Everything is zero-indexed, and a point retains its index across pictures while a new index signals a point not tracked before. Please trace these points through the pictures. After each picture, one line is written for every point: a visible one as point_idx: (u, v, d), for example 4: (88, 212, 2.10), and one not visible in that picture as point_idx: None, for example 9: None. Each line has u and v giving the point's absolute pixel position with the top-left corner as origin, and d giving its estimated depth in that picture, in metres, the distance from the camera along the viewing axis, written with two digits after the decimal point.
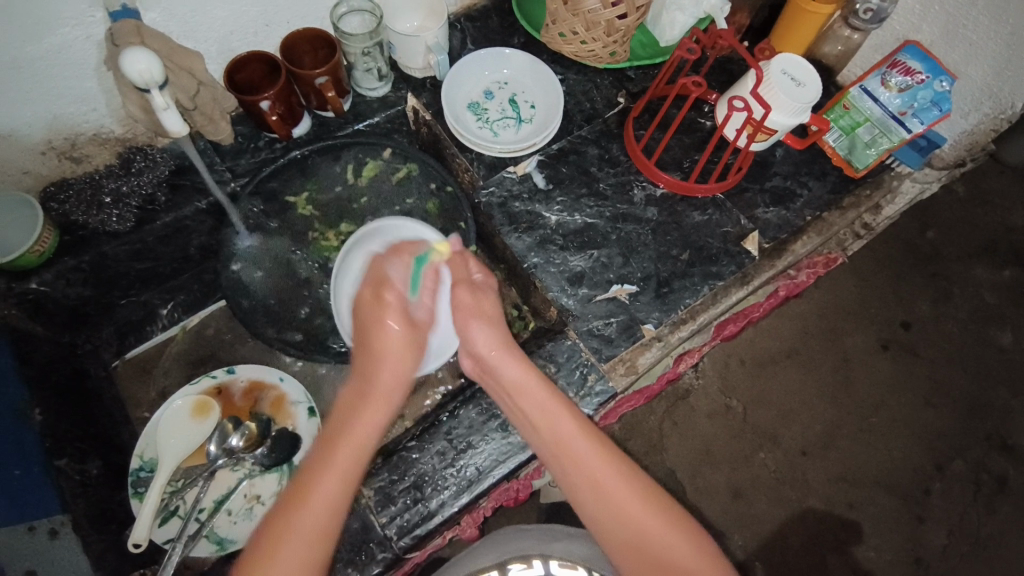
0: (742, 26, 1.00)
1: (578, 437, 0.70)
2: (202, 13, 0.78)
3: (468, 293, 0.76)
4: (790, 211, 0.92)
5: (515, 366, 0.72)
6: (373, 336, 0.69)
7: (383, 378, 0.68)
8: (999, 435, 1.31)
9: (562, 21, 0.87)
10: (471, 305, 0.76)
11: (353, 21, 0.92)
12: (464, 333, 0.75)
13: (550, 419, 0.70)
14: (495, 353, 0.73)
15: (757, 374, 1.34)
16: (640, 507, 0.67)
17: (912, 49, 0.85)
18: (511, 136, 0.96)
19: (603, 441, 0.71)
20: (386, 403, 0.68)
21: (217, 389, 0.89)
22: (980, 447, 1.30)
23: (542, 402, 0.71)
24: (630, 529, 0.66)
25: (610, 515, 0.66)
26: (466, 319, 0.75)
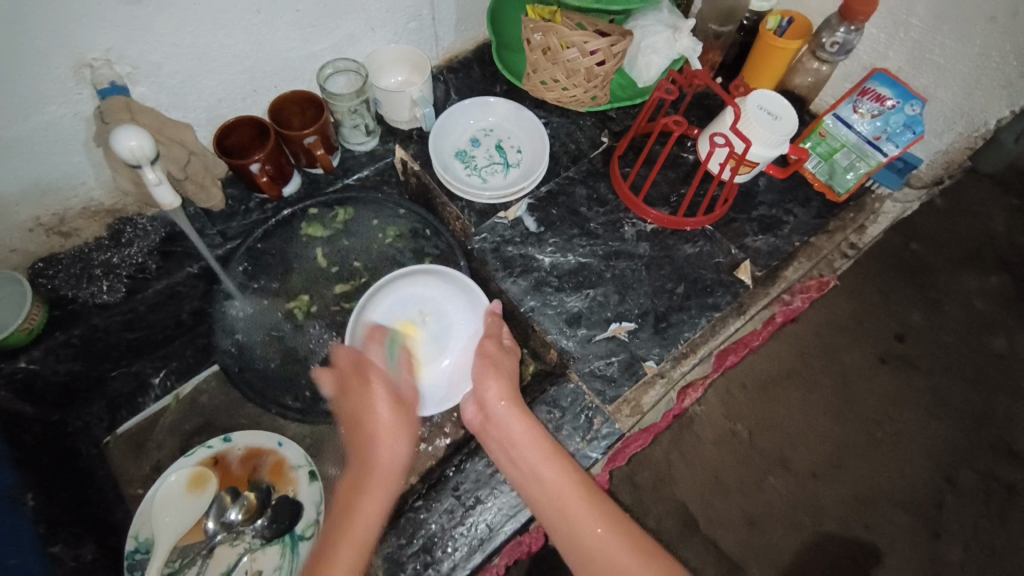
0: (715, 64, 1.04)
1: (575, 491, 0.69)
2: (191, 85, 0.80)
3: (495, 346, 0.80)
4: (779, 238, 0.93)
5: (519, 421, 0.73)
6: (369, 411, 0.73)
7: (385, 452, 0.69)
8: (1005, 442, 1.30)
9: (543, 70, 0.90)
10: (494, 356, 0.79)
11: (339, 80, 0.94)
12: (481, 383, 0.76)
13: (542, 475, 0.70)
14: (505, 407, 0.74)
15: (760, 397, 1.33)
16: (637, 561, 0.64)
17: (880, 77, 0.87)
18: (500, 181, 0.97)
19: (600, 497, 0.70)
20: (391, 480, 0.67)
21: (214, 458, 0.86)
22: (988, 455, 1.29)
23: (537, 454, 0.71)
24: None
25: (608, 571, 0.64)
26: (486, 368, 0.77)
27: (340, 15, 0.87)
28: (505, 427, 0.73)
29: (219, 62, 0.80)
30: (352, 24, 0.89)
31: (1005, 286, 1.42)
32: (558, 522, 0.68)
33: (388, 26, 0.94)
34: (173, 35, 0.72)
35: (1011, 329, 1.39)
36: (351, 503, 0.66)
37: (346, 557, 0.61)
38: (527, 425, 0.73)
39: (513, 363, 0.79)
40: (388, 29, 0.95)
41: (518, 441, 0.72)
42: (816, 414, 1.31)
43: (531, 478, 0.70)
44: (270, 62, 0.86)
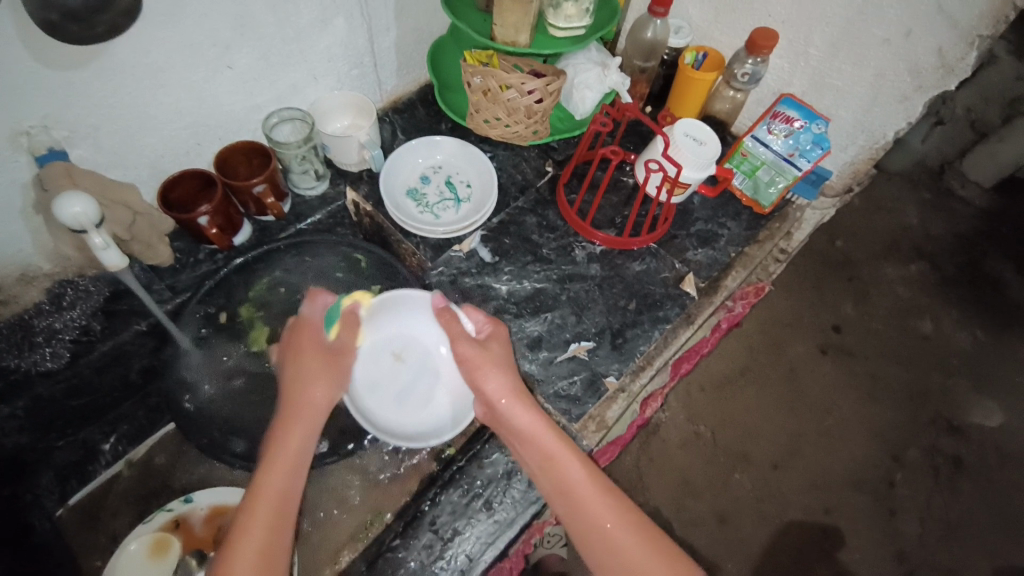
0: (644, 94, 1.11)
1: (582, 480, 0.69)
2: (132, 143, 0.80)
3: (470, 346, 0.76)
4: (717, 250, 1.01)
5: (527, 413, 0.72)
6: (306, 382, 0.71)
7: (315, 394, 0.71)
8: (943, 418, 1.42)
9: (485, 109, 0.95)
10: (475, 357, 0.75)
11: (283, 128, 0.95)
12: (477, 380, 0.74)
13: (558, 464, 0.70)
14: (507, 401, 0.73)
15: (716, 396, 1.40)
16: (636, 544, 0.65)
17: (788, 101, 0.97)
18: (452, 216, 1.00)
19: (608, 484, 0.70)
20: (312, 418, 0.70)
21: (176, 521, 0.82)
22: (929, 432, 1.40)
23: (552, 445, 0.70)
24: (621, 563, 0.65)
25: (609, 552, 0.66)
26: (476, 370, 0.75)
27: (283, 67, 0.89)
28: (513, 422, 0.72)
29: (159, 119, 0.80)
30: (295, 74, 0.92)
31: (924, 274, 1.56)
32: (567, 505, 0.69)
33: (331, 74, 0.97)
34: (111, 95, 0.73)
35: (935, 312, 1.52)
36: (276, 441, 0.67)
37: (269, 490, 0.63)
38: (532, 416, 0.72)
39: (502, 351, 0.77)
40: (331, 78, 0.98)
41: (525, 434, 0.71)
42: (771, 409, 1.39)
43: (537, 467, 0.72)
44: (213, 116, 0.86)
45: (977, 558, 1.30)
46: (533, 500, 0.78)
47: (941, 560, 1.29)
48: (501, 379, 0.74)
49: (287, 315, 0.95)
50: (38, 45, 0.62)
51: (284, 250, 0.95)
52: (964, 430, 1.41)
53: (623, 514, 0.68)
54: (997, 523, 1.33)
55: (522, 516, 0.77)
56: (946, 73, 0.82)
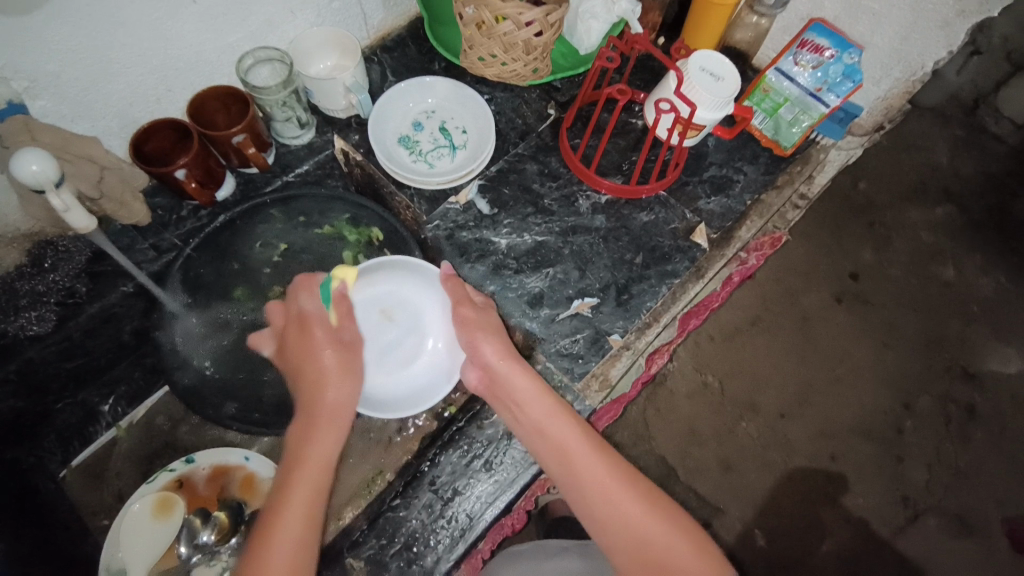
0: (656, 24, 1.01)
1: (579, 442, 0.70)
2: (96, 91, 0.74)
3: (471, 311, 0.77)
4: (731, 197, 0.94)
5: (524, 376, 0.73)
6: (322, 379, 0.70)
7: (330, 392, 0.70)
8: (959, 365, 1.37)
9: (479, 45, 0.84)
10: (474, 321, 0.76)
11: (262, 72, 0.88)
12: (472, 346, 0.75)
13: (551, 426, 0.70)
14: (505, 364, 0.73)
15: (725, 347, 1.37)
16: (627, 495, 0.67)
17: (818, 27, 0.87)
18: (447, 165, 0.93)
19: (603, 446, 0.71)
20: (337, 421, 0.69)
21: (179, 481, 0.82)
22: (943, 380, 1.36)
23: (545, 406, 0.71)
24: (617, 512, 0.66)
25: (602, 507, 0.67)
26: (472, 334, 0.75)
27: (255, 0, 0.80)
28: (510, 384, 0.73)
29: (122, 64, 0.74)
30: (269, 8, 0.83)
31: (950, 217, 1.47)
32: (562, 465, 0.69)
33: (310, 7, 0.88)
34: (67, 40, 0.66)
35: (958, 257, 1.45)
36: (298, 451, 0.66)
37: (299, 498, 0.62)
38: (529, 379, 0.73)
39: (494, 316, 0.78)
40: (310, 12, 0.89)
41: (523, 399, 0.72)
42: (781, 360, 1.36)
43: (534, 432, 0.71)
44: (182, 58, 0.79)
45: (982, 503, 1.30)
46: (533, 461, 0.76)
47: (946, 505, 1.29)
48: (500, 346, 0.74)
49: (279, 271, 0.91)
50: None
51: (270, 206, 0.89)
52: (979, 377, 1.37)
53: (613, 466, 0.69)
54: (1005, 468, 1.32)
55: (523, 476, 0.76)
56: None
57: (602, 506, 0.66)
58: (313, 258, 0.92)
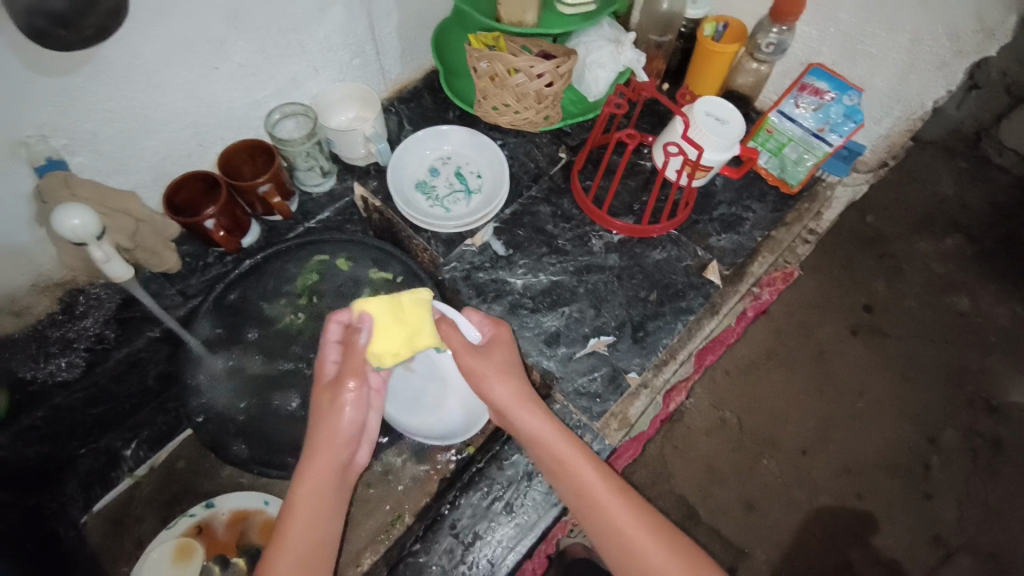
0: (660, 71, 1.06)
1: (597, 485, 0.68)
2: (132, 147, 0.78)
3: (475, 355, 0.73)
4: (741, 234, 0.96)
5: (539, 418, 0.71)
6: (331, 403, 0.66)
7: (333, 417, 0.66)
8: (981, 397, 1.35)
9: (493, 95, 0.88)
10: (482, 364, 0.73)
11: (286, 125, 0.92)
12: (483, 388, 0.73)
13: (572, 468, 0.69)
14: (515, 408, 0.71)
15: (740, 382, 1.36)
16: (649, 542, 0.65)
17: (817, 71, 0.92)
18: (463, 209, 0.96)
19: (623, 488, 0.69)
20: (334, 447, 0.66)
21: (198, 527, 0.82)
22: (967, 413, 1.34)
23: (566, 448, 0.70)
24: (641, 558, 0.64)
25: (621, 553, 0.65)
26: (481, 379, 0.73)
27: (282, 60, 0.86)
28: (525, 428, 0.71)
29: (157, 121, 0.78)
30: (295, 66, 0.88)
31: (960, 248, 1.48)
32: (587, 506, 0.68)
33: (332, 65, 0.94)
34: (108, 98, 0.71)
35: (973, 288, 1.44)
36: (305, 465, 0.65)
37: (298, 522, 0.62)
38: (543, 421, 0.71)
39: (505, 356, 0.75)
40: (332, 69, 0.94)
41: (536, 441, 0.71)
42: (799, 394, 1.34)
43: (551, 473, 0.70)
44: (214, 115, 0.84)
45: (1018, 542, 1.25)
46: (554, 502, 0.76)
47: (980, 544, 1.24)
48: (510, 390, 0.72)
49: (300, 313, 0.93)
50: (25, 50, 0.60)
51: (294, 250, 0.93)
52: (1005, 409, 1.34)
53: (635, 511, 0.67)
54: None
55: (544, 519, 0.75)
56: (986, 37, 0.76)
57: (623, 554, 0.65)
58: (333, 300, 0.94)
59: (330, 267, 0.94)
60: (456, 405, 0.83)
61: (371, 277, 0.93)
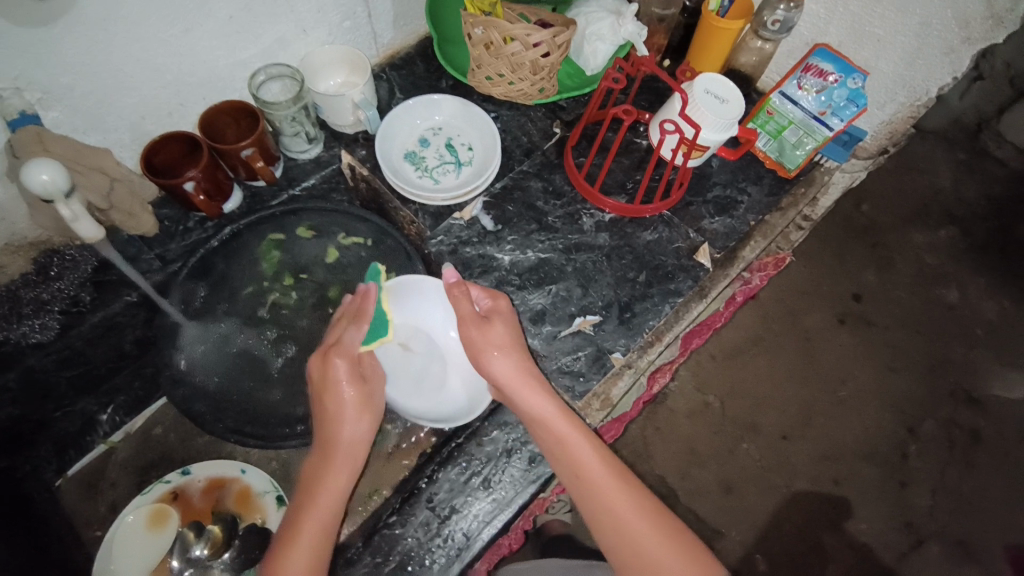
0: (660, 47, 1.03)
1: (593, 464, 0.69)
2: (109, 104, 0.75)
3: (475, 327, 0.74)
4: (735, 218, 0.94)
5: (538, 394, 0.72)
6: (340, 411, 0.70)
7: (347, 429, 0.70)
8: (963, 390, 1.36)
9: (487, 65, 0.85)
10: (483, 337, 0.74)
11: (273, 87, 0.89)
12: (481, 363, 0.73)
13: (571, 448, 0.69)
14: (511, 383, 0.72)
15: (726, 366, 1.36)
16: (641, 522, 0.66)
17: (822, 52, 0.89)
18: (452, 182, 0.94)
19: (619, 467, 0.70)
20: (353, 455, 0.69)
21: (173, 493, 0.81)
22: (947, 404, 1.35)
23: (566, 428, 0.70)
24: (632, 538, 0.65)
25: (612, 532, 0.66)
26: (479, 352, 0.74)
27: (268, 19, 0.82)
28: (525, 405, 0.72)
29: (136, 78, 0.75)
30: (283, 26, 0.85)
31: (953, 240, 1.47)
32: (582, 485, 0.68)
33: (322, 27, 0.90)
34: (83, 50, 0.67)
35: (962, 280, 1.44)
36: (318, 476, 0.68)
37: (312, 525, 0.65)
38: (541, 399, 0.72)
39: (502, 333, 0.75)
40: (321, 31, 0.91)
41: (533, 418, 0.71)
42: (785, 380, 1.35)
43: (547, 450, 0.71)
44: (196, 74, 0.81)
45: (988, 531, 1.27)
46: (532, 479, 0.75)
47: (950, 532, 1.27)
48: (511, 365, 0.73)
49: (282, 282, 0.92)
50: None
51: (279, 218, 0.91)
52: (985, 402, 1.36)
53: (629, 493, 0.68)
54: (1010, 494, 1.30)
55: (521, 495, 0.75)
56: (994, 24, 0.75)
57: (615, 532, 0.65)
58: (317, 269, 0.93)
59: (297, 241, 0.92)
60: (460, 385, 0.81)
61: (340, 244, 0.93)
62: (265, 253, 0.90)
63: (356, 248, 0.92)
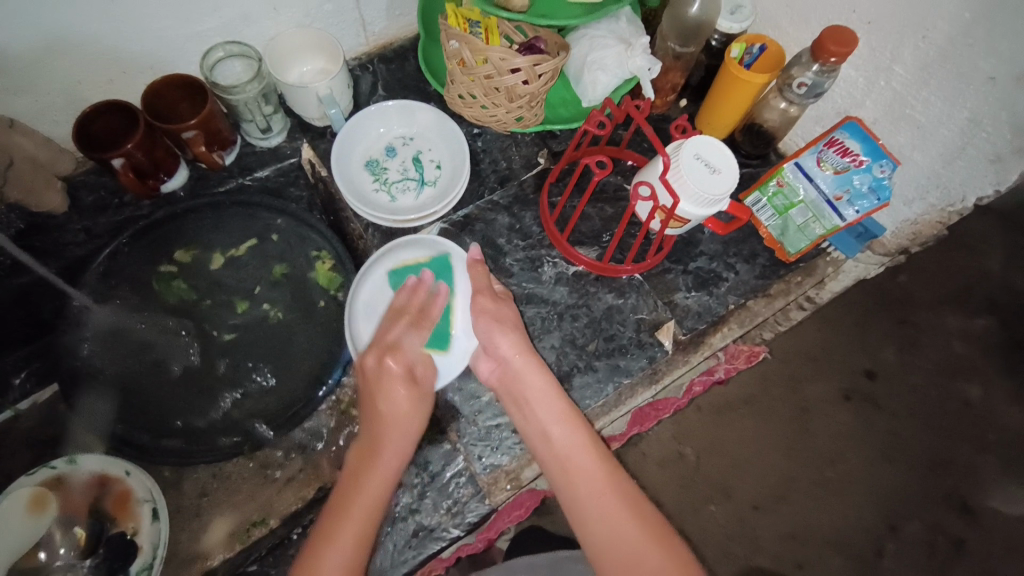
0: (676, 86, 0.90)
1: (585, 453, 0.66)
2: (40, 66, 0.70)
3: (491, 302, 0.74)
4: (713, 296, 0.84)
5: (540, 375, 0.70)
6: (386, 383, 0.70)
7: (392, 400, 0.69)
8: (961, 496, 1.08)
9: (459, 82, 0.76)
10: (496, 313, 0.73)
11: (234, 66, 0.82)
12: (490, 336, 0.72)
13: (556, 433, 0.67)
14: (520, 359, 0.71)
15: (710, 422, 1.09)
16: (629, 518, 0.61)
17: (852, 127, 0.75)
18: (409, 202, 0.86)
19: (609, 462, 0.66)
20: (405, 426, 0.68)
21: (56, 480, 0.76)
22: (939, 508, 1.07)
23: (557, 409, 0.69)
24: (615, 536, 0.60)
25: (598, 528, 0.61)
26: (490, 326, 0.72)
27: None
28: (521, 382, 0.70)
29: (72, 42, 0.69)
30: (247, 2, 0.77)
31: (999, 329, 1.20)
32: (562, 472, 0.65)
33: (297, 7, 0.82)
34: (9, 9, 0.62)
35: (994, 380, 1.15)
36: (368, 455, 0.66)
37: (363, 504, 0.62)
38: (544, 379, 0.70)
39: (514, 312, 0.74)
40: (296, 11, 0.83)
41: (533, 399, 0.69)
42: (787, 450, 1.08)
43: (539, 436, 0.68)
44: (141, 42, 0.74)
45: None
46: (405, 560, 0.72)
47: None
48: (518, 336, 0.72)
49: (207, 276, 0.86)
50: None
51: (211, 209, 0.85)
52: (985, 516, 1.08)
53: (617, 488, 0.64)
54: None
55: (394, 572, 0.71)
56: None
57: (602, 527, 0.61)
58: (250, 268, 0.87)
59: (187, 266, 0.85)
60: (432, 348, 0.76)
61: (228, 252, 0.87)
62: (166, 288, 0.83)
63: (250, 252, 0.87)
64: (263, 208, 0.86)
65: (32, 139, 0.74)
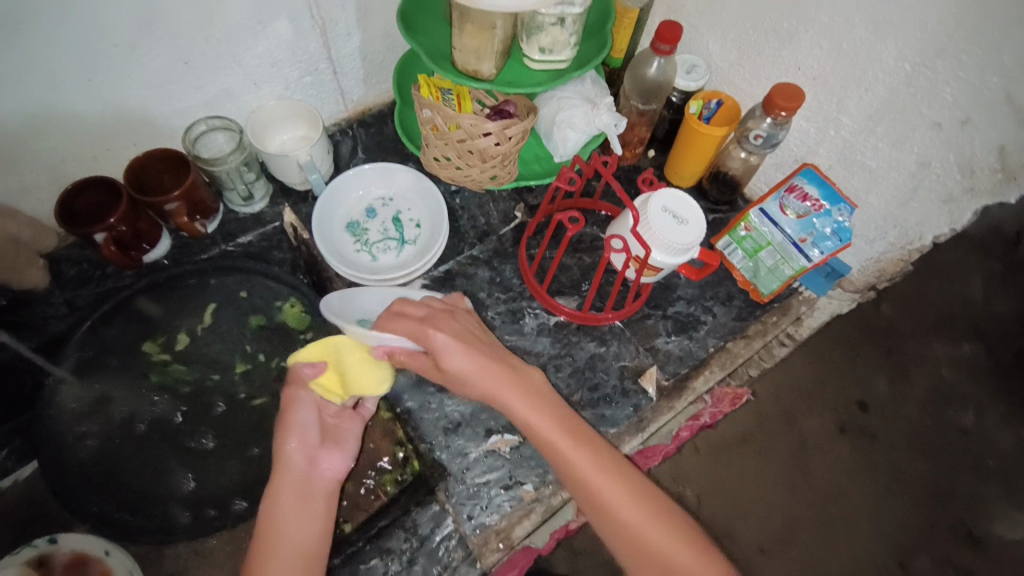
0: (643, 139, 0.95)
1: (570, 445, 0.65)
2: (22, 146, 0.72)
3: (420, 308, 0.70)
4: (693, 340, 0.85)
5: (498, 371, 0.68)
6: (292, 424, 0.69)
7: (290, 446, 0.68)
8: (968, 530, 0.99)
9: (434, 146, 0.79)
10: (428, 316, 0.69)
11: (219, 138, 0.86)
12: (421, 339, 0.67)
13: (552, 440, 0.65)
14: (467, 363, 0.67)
15: (707, 461, 1.05)
16: (633, 503, 0.63)
17: (809, 173, 0.79)
18: (391, 261, 0.88)
19: (599, 447, 0.66)
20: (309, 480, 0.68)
21: (37, 561, 0.72)
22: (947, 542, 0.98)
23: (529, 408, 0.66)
24: (624, 527, 0.62)
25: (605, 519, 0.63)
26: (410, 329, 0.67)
27: (210, 72, 0.78)
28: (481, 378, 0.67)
29: (57, 124, 0.72)
30: (229, 79, 0.81)
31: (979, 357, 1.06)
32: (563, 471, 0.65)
33: (277, 80, 0.85)
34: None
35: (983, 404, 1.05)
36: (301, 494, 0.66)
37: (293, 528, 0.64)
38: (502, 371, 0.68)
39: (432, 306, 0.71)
40: (276, 84, 0.86)
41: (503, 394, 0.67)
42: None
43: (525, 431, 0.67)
44: (124, 120, 0.77)
45: None
46: None
47: None
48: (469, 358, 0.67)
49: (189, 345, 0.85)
50: None
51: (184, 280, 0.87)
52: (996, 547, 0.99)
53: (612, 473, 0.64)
54: None
55: None
56: (1004, 180, 0.64)
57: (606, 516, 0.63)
58: (229, 333, 0.87)
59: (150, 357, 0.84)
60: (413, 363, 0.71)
61: (194, 331, 0.86)
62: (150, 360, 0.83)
63: (225, 316, 0.87)
64: (246, 273, 0.88)
65: (25, 217, 0.77)
